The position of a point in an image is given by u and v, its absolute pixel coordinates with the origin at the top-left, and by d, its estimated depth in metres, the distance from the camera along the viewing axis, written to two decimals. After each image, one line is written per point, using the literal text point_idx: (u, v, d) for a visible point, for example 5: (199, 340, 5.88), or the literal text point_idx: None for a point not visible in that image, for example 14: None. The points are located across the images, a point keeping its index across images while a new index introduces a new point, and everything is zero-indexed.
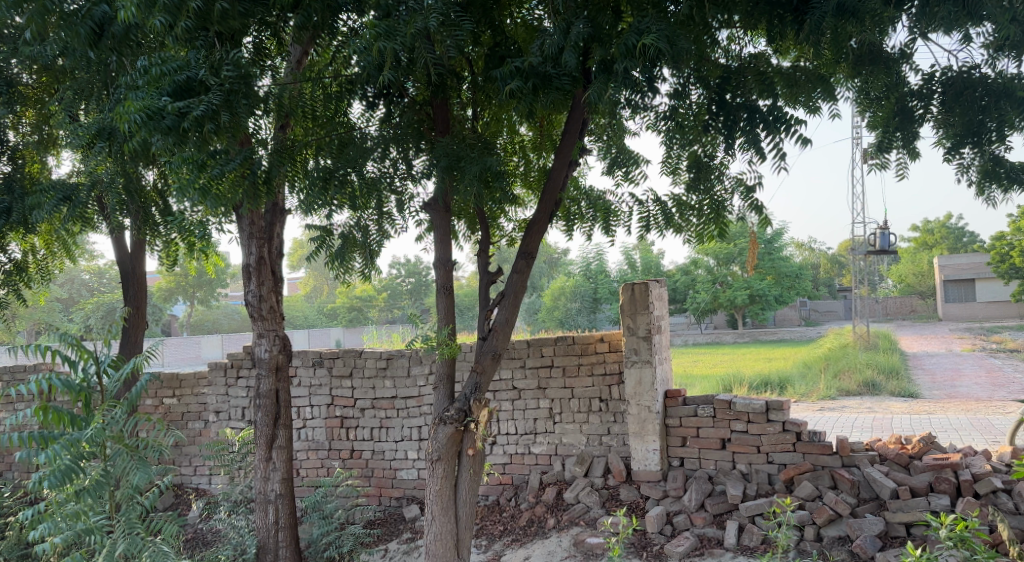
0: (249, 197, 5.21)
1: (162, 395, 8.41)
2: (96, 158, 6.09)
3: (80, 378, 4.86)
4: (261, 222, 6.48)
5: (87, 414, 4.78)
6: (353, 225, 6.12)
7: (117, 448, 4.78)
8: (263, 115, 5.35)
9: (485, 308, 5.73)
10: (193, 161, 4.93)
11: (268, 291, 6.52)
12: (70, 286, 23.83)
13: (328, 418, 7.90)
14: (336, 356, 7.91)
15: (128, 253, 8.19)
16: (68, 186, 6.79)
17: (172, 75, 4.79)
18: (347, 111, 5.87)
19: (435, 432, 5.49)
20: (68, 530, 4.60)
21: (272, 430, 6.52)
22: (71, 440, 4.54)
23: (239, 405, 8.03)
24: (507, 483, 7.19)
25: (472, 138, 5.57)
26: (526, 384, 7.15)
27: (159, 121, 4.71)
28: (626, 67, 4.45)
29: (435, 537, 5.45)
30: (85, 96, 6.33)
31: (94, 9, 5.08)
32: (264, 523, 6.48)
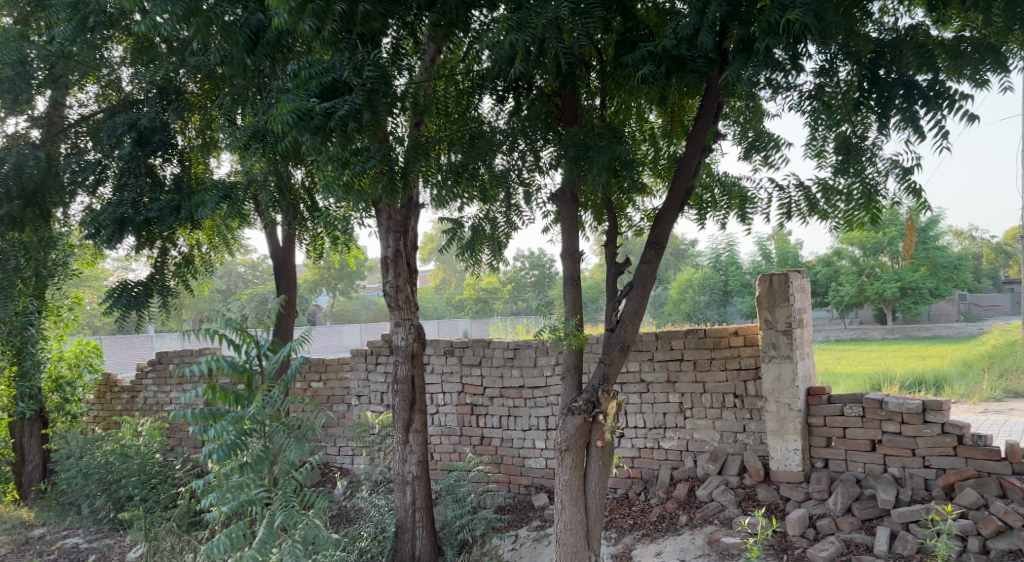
0: (387, 193, 5.39)
1: (309, 379, 8.93)
2: (252, 159, 6.51)
3: (242, 360, 5.27)
4: (398, 216, 6.75)
5: (249, 393, 5.18)
6: (482, 217, 6.26)
7: (275, 425, 5.15)
8: (401, 113, 5.49)
9: (612, 299, 5.68)
10: (338, 160, 5.20)
11: (404, 282, 6.78)
12: (227, 278, 25.92)
13: (458, 405, 8.12)
14: (466, 345, 8.12)
15: (280, 246, 8.76)
16: (227, 185, 7.32)
17: (319, 78, 5.10)
18: (477, 106, 5.96)
19: (564, 423, 5.52)
20: (233, 500, 4.86)
21: (409, 414, 6.78)
22: (236, 416, 4.97)
23: (379, 390, 8.45)
24: (636, 477, 7.10)
25: (601, 127, 5.51)
26: (655, 377, 7.05)
27: (308, 122, 5.00)
28: (767, 45, 4.26)
29: (565, 527, 5.48)
30: (243, 102, 6.78)
31: (251, 18, 5.42)
32: (402, 503, 6.73)
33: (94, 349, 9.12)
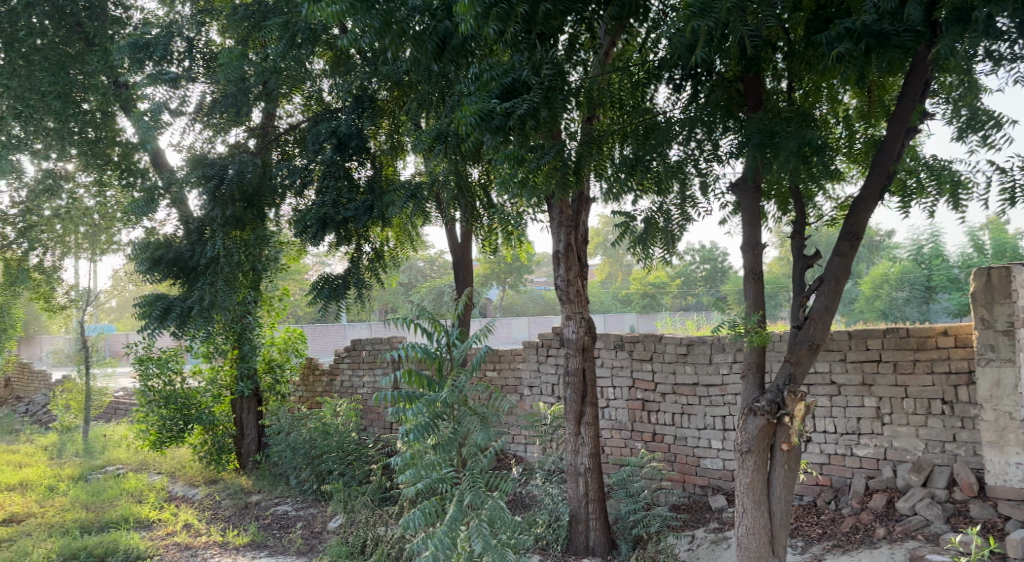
0: (560, 188, 5.51)
1: (485, 369, 9.25)
2: (435, 161, 6.83)
3: (435, 348, 5.58)
4: (570, 211, 6.81)
5: (440, 378, 5.52)
6: (655, 209, 6.14)
7: (464, 410, 5.43)
8: (574, 109, 5.52)
9: (801, 294, 5.37)
10: (514, 157, 5.30)
11: (575, 276, 6.84)
12: (409, 273, 27.51)
13: (630, 400, 8.07)
14: (637, 340, 8.07)
15: (458, 242, 9.15)
16: (414, 185, 7.77)
17: (500, 79, 5.28)
18: (652, 97, 5.90)
19: (745, 423, 5.31)
20: (427, 477, 5.25)
21: (580, 406, 6.83)
22: (429, 400, 5.32)
23: (550, 381, 8.61)
24: (825, 485, 6.68)
25: (788, 111, 5.23)
26: (848, 379, 6.59)
27: (489, 122, 5.22)
28: (989, 13, 3.86)
29: (747, 530, 5.29)
30: (427, 106, 7.15)
31: (439, 26, 5.66)
32: (576, 494, 6.79)
33: (300, 336, 9.88)
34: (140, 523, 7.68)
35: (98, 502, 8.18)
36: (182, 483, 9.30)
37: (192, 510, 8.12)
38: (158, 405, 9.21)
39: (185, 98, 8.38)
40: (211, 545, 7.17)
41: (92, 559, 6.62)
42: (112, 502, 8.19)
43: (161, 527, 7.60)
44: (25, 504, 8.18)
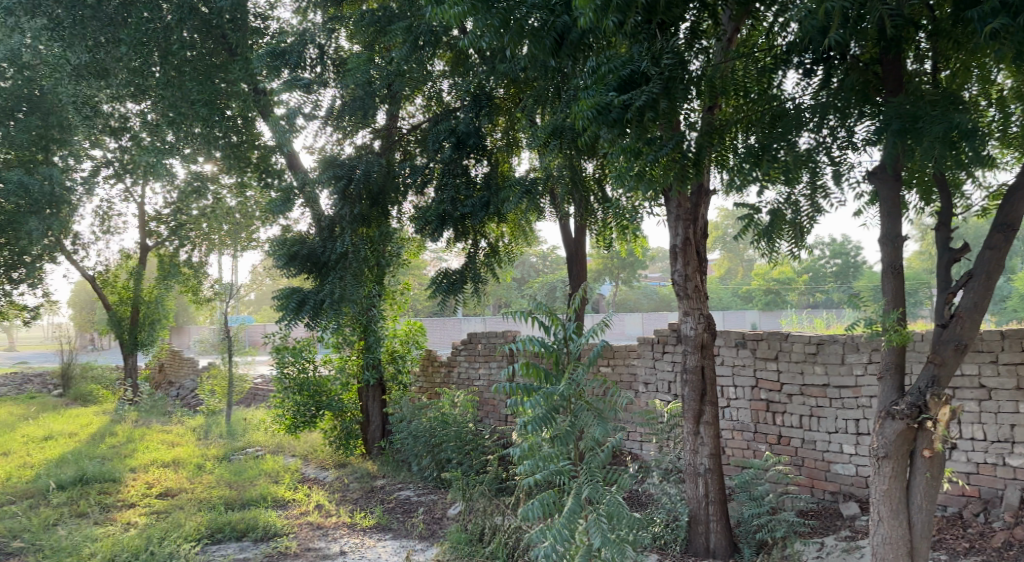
0: (679, 180, 5.36)
1: (599, 365, 9.22)
2: (551, 156, 6.88)
3: (552, 341, 5.63)
4: (688, 204, 6.66)
5: (557, 371, 5.58)
6: (783, 201, 5.91)
7: (581, 403, 5.43)
8: (694, 99, 5.37)
9: (946, 291, 4.99)
10: (631, 150, 5.30)
11: (694, 271, 6.68)
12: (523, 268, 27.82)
13: (753, 400, 7.79)
14: (760, 338, 7.78)
15: (572, 237, 9.18)
16: (528, 181, 7.77)
17: (618, 71, 5.23)
18: (780, 84, 5.58)
19: (882, 427, 4.99)
20: (545, 468, 5.34)
21: (699, 405, 6.66)
22: (547, 393, 5.35)
23: (666, 379, 8.46)
24: (972, 496, 6.20)
25: (932, 95, 4.93)
26: (1001, 384, 6.07)
27: (606, 115, 5.20)
28: None
29: (883, 540, 5.00)
30: (542, 102, 7.18)
31: (557, 22, 5.69)
32: (695, 494, 6.65)
33: (419, 329, 10.20)
34: (277, 501, 8.20)
35: (240, 480, 8.81)
36: (313, 466, 9.84)
37: (323, 491, 8.59)
38: (291, 392, 9.74)
39: (317, 103, 8.82)
40: (340, 525, 7.55)
41: (235, 533, 7.16)
42: (252, 481, 8.79)
43: (295, 506, 8.08)
44: (177, 480, 8.93)
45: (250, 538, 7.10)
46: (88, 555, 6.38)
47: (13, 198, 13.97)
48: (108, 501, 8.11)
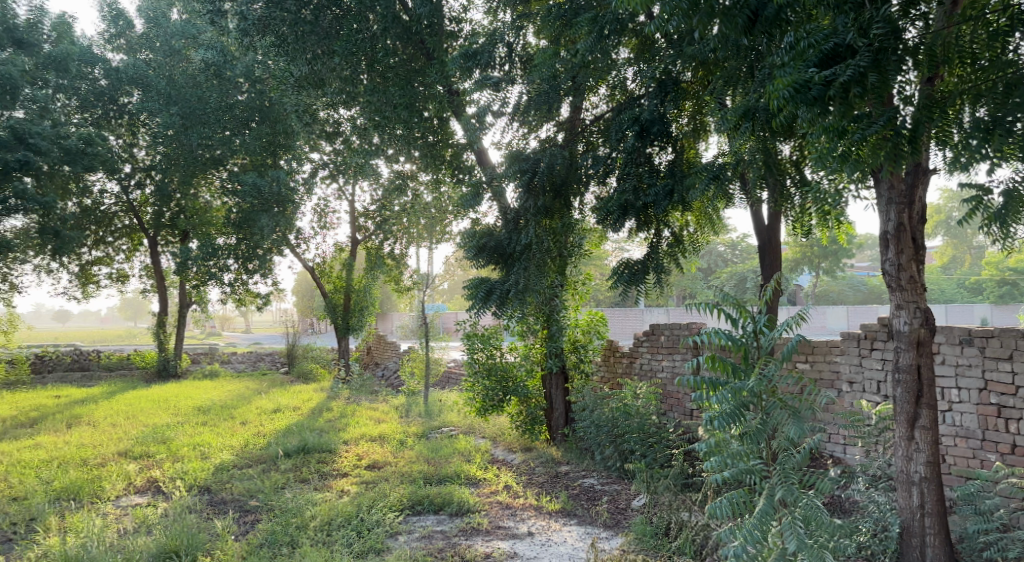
0: (891, 161, 4.86)
1: (796, 360, 8.63)
2: (741, 140, 6.56)
3: (740, 335, 5.42)
4: (902, 185, 6.05)
5: (746, 366, 5.33)
6: (1019, 179, 5.17)
7: (773, 401, 5.17)
8: (911, 70, 4.81)
9: None
10: (834, 129, 4.85)
11: (909, 260, 6.06)
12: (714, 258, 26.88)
13: (981, 404, 6.92)
14: (991, 335, 6.90)
15: (765, 224, 8.69)
16: (716, 166, 7.48)
17: (819, 45, 4.88)
18: (1016, 49, 4.89)
19: None
20: (734, 466, 5.10)
21: (914, 408, 6.03)
22: (735, 388, 5.16)
23: (875, 378, 7.76)
24: None
25: None
26: None
27: (806, 93, 4.85)
28: None
29: None
30: (733, 83, 6.81)
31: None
32: (907, 505, 6.05)
33: (600, 319, 10.03)
34: (470, 479, 8.61)
35: (437, 457, 9.35)
36: (502, 448, 10.19)
37: (512, 473, 8.88)
38: (482, 376, 10.32)
39: (505, 100, 9.08)
40: (528, 507, 7.78)
41: (433, 506, 7.62)
42: (447, 459, 9.31)
43: (487, 485, 8.44)
44: (383, 454, 9.67)
45: (446, 512, 7.53)
46: (309, 516, 7.13)
47: (249, 198, 16.19)
48: (326, 469, 8.98)
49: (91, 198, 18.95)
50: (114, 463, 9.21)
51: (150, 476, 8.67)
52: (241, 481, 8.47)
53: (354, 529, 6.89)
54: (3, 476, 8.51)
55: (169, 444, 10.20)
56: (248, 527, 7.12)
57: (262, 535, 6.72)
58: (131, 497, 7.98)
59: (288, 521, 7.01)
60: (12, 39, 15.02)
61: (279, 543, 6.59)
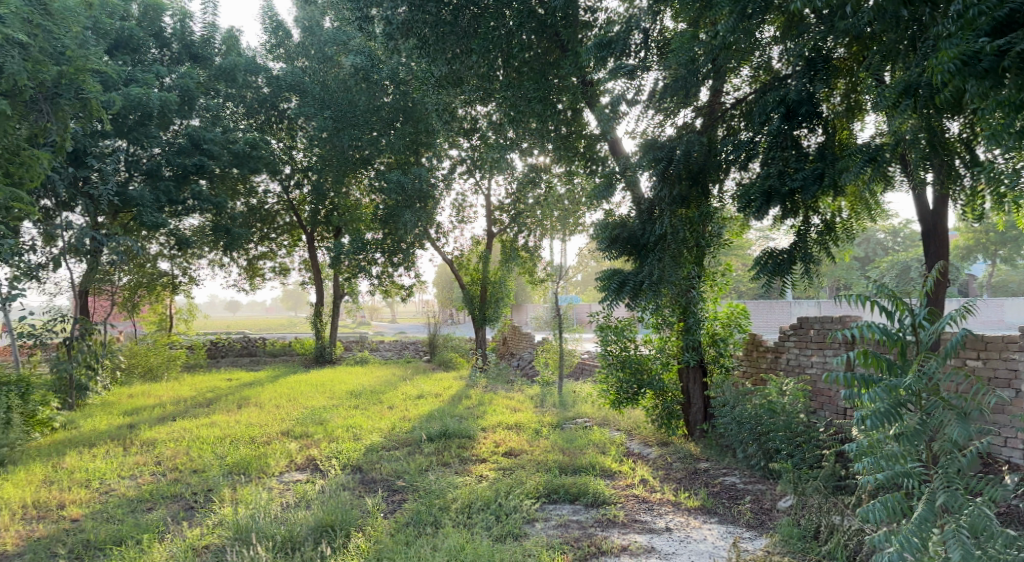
0: None
1: (965, 357, 7.89)
2: (900, 119, 6.08)
3: (896, 329, 5.04)
4: None
5: (903, 362, 4.97)
6: None
7: (934, 400, 4.77)
8: None
9: None
10: (1008, 102, 4.63)
11: None
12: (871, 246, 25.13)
13: None
14: None
15: (930, 209, 7.99)
16: (872, 147, 6.97)
17: (991, 13, 4.58)
18: None
19: None
20: (888, 469, 4.77)
21: None
22: (891, 385, 4.83)
23: None
24: None
25: None
26: None
27: (976, 65, 4.61)
28: None
29: None
30: (893, 57, 6.42)
31: None
32: None
33: (742, 311, 9.56)
34: (605, 471, 8.60)
35: (573, 447, 9.40)
36: (638, 442, 10.05)
37: (648, 467, 8.76)
38: (615, 368, 10.19)
39: (640, 87, 8.94)
40: (665, 501, 7.66)
41: (569, 496, 7.68)
42: (582, 450, 9.33)
43: (623, 478, 8.39)
44: (520, 442, 9.84)
45: (582, 502, 7.56)
46: (451, 498, 7.40)
47: (394, 195, 16.97)
48: (465, 454, 9.27)
49: (257, 198, 20.58)
50: (277, 441, 9.99)
51: (308, 454, 9.34)
52: (388, 462, 8.94)
53: (492, 514, 7.08)
54: (185, 450, 9.45)
55: (325, 426, 10.93)
56: (395, 506, 7.50)
57: (408, 514, 7.06)
58: (292, 473, 8.63)
59: (431, 502, 7.32)
60: (189, 55, 16.56)
61: (424, 523, 6.90)
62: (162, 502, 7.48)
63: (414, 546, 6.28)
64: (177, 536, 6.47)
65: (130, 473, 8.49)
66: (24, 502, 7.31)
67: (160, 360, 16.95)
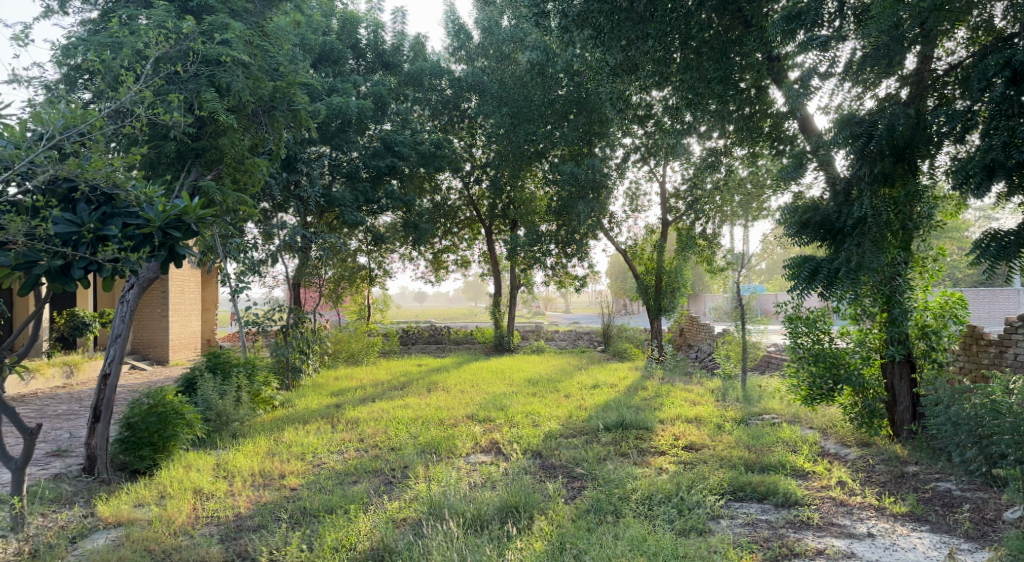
0: None
1: None
2: None
3: None
4: None
5: None
6: None
7: None
8: None
9: None
10: None
11: None
12: None
13: None
14: None
15: None
16: None
17: None
18: None
19: None
20: None
21: None
22: None
23: None
24: None
25: None
26: None
27: None
28: None
29: None
30: None
31: None
32: None
33: (960, 300, 8.58)
34: (797, 471, 8.15)
35: (759, 445, 9.00)
36: (833, 441, 9.42)
37: (846, 468, 8.19)
38: (808, 362, 9.52)
39: (834, 59, 8.38)
40: (867, 506, 7.13)
41: (757, 495, 7.36)
42: (771, 447, 8.91)
43: (816, 479, 7.91)
44: (701, 435, 9.58)
45: (771, 502, 7.23)
46: (631, 489, 7.38)
47: (568, 186, 17.13)
48: (644, 446, 9.18)
49: (440, 195, 21.59)
50: (464, 424, 10.47)
51: (491, 437, 9.69)
52: (567, 449, 9.07)
53: (675, 507, 6.96)
54: (383, 429, 10.17)
55: (506, 411, 11.30)
56: (576, 493, 7.59)
57: (588, 501, 7.12)
58: (478, 455, 9.01)
59: (611, 491, 7.34)
60: (381, 63, 17.76)
61: (604, 511, 6.93)
62: (365, 476, 8.12)
63: (595, 533, 6.33)
64: (378, 509, 6.98)
65: (337, 449, 9.29)
66: (252, 470, 8.24)
67: (359, 347, 18.42)
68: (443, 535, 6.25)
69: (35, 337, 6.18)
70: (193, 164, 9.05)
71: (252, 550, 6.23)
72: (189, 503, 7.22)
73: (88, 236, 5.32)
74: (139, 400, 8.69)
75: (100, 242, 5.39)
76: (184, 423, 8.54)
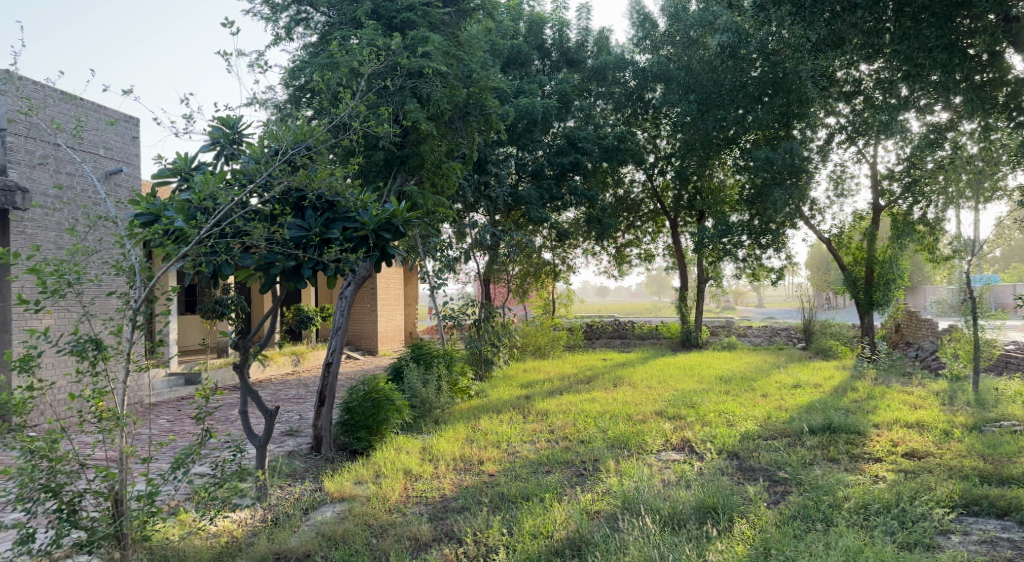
0: None
1: None
2: None
3: None
4: None
5: None
6: None
7: None
8: None
9: None
10: None
11: None
12: None
13: None
14: None
15: None
16: None
17: None
18: None
19: None
20: None
21: None
22: None
23: None
24: None
25: None
26: None
27: None
28: None
29: None
30: None
31: None
32: None
33: None
34: None
35: (997, 455, 8.02)
36: None
37: None
38: None
39: None
40: None
41: (996, 510, 6.59)
42: (1011, 459, 7.91)
43: None
44: (924, 443, 8.71)
45: (1013, 519, 6.46)
46: (843, 496, 6.88)
47: (762, 172, 16.30)
48: (856, 452, 8.53)
49: (624, 188, 21.42)
50: (654, 421, 10.33)
51: (683, 435, 9.48)
52: (767, 452, 8.64)
53: (895, 519, 6.41)
54: (573, 422, 10.33)
55: (697, 409, 11.01)
56: (779, 498, 7.22)
57: (794, 507, 6.74)
58: (670, 453, 8.84)
59: (820, 498, 6.89)
60: (566, 61, 18.20)
61: (812, 518, 6.54)
62: (558, 467, 8.28)
63: (804, 541, 5.98)
64: (573, 499, 7.09)
65: (530, 439, 9.55)
66: (454, 455, 8.72)
67: (546, 340, 18.91)
68: (640, 531, 6.22)
69: (271, 331, 6.86)
70: (399, 171, 9.69)
71: (458, 530, 6.59)
72: (401, 482, 7.79)
73: (315, 240, 5.91)
74: (356, 386, 9.51)
75: (325, 245, 5.97)
76: (395, 409, 9.20)
